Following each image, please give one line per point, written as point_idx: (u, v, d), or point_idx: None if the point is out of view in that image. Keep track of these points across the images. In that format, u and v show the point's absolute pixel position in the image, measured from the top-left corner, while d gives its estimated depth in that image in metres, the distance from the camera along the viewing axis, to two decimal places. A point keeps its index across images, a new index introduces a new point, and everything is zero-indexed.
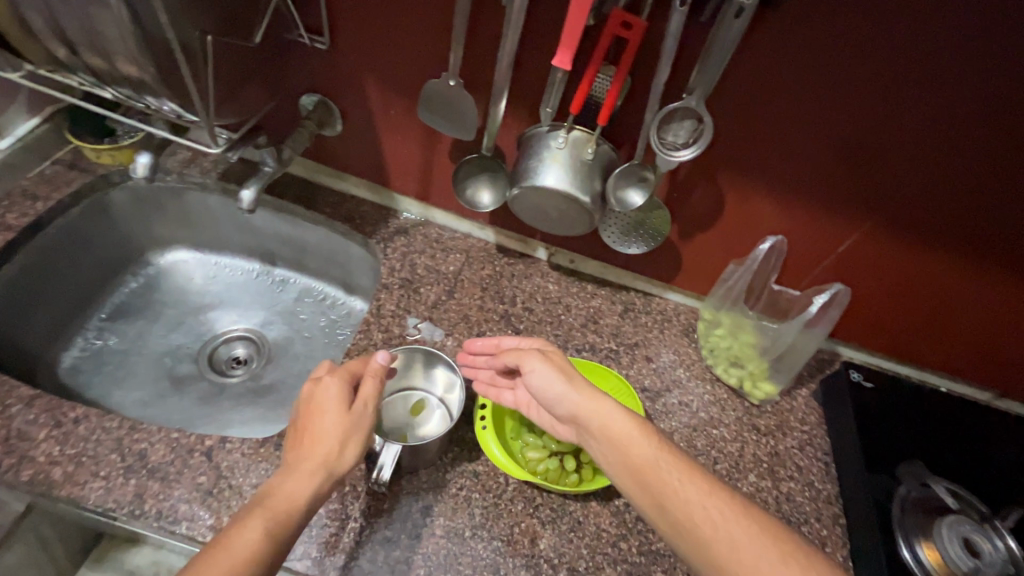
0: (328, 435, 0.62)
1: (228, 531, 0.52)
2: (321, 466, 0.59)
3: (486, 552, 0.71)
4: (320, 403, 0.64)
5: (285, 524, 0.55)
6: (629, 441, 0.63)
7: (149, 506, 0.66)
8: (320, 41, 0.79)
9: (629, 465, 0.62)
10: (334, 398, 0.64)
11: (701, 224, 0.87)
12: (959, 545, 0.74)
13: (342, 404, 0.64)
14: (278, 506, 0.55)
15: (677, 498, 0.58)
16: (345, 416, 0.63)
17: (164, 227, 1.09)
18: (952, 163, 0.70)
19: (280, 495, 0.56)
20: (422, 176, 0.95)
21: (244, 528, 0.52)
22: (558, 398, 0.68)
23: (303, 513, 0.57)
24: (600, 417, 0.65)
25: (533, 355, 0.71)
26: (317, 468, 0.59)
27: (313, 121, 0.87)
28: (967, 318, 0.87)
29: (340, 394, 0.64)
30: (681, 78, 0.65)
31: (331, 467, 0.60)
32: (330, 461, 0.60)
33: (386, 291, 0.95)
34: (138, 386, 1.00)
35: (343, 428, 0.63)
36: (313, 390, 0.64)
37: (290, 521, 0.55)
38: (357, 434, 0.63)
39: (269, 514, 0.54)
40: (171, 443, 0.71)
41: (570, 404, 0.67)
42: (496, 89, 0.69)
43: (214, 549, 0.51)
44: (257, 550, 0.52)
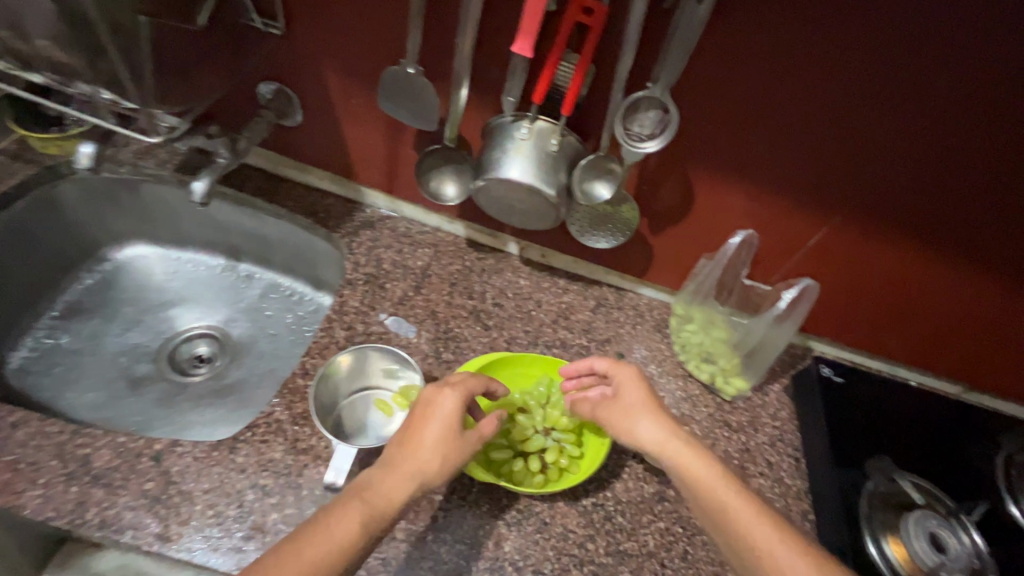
0: (432, 448, 0.62)
1: (322, 522, 0.55)
2: (417, 474, 0.60)
3: (448, 556, 0.69)
4: (435, 413, 0.64)
5: (374, 527, 0.56)
6: (711, 480, 0.62)
7: (91, 514, 0.63)
8: (274, 26, 0.75)
9: (708, 505, 0.61)
10: (452, 407, 0.64)
11: (671, 218, 0.86)
12: (925, 541, 0.74)
13: (456, 417, 0.64)
14: (374, 507, 0.57)
15: (756, 542, 0.57)
16: (456, 430, 0.63)
17: (120, 221, 1.04)
18: (923, 157, 0.69)
19: (379, 495, 0.58)
20: (388, 168, 0.92)
21: (342, 520, 0.55)
22: (643, 427, 0.67)
23: (390, 517, 0.58)
24: (683, 455, 0.64)
25: (628, 382, 0.71)
26: (415, 477, 0.60)
27: (270, 111, 0.86)
28: (937, 313, 0.87)
29: (458, 405, 0.64)
30: (645, 67, 0.63)
31: (426, 481, 0.60)
32: (427, 472, 0.60)
33: (351, 287, 0.92)
34: (92, 387, 0.96)
35: (448, 440, 0.63)
36: (433, 399, 0.64)
37: (378, 525, 0.56)
38: (458, 455, 0.63)
39: (366, 513, 0.56)
40: (117, 447, 0.68)
41: (654, 436, 0.67)
42: (455, 77, 0.67)
43: (311, 533, 0.53)
44: (343, 548, 0.53)
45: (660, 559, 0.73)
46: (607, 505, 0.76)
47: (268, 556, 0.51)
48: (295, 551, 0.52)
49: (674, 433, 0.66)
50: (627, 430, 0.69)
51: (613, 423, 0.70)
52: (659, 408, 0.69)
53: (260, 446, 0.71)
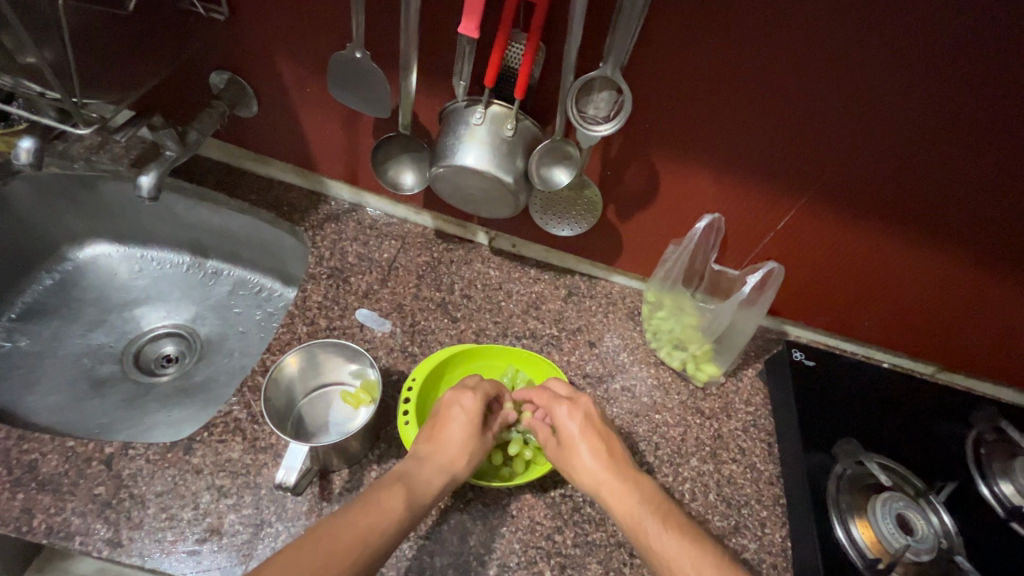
0: (459, 444, 0.68)
1: (372, 499, 0.58)
2: (449, 468, 0.65)
3: (412, 552, 0.68)
4: (459, 411, 0.70)
5: (414, 510, 0.60)
6: (644, 521, 0.63)
7: (38, 521, 0.62)
8: (216, 11, 0.72)
9: (635, 532, 0.63)
10: (472, 410, 0.71)
11: (638, 204, 0.84)
12: (893, 523, 0.74)
13: (477, 416, 0.70)
14: (415, 488, 0.62)
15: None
16: (478, 432, 0.70)
17: (77, 220, 1.01)
18: (890, 137, 0.68)
19: (418, 481, 0.63)
20: (349, 159, 0.89)
21: (390, 495, 0.59)
22: (583, 469, 0.69)
23: (425, 503, 0.62)
24: (610, 487, 0.67)
25: (562, 407, 0.73)
26: (445, 469, 0.65)
27: (224, 101, 0.81)
28: (908, 295, 0.86)
29: (478, 409, 0.71)
30: (597, 45, 0.61)
31: (456, 473, 0.66)
32: (456, 466, 0.66)
33: (314, 281, 0.90)
34: (53, 390, 0.93)
35: (472, 439, 0.69)
36: (458, 398, 0.71)
37: (419, 508, 0.61)
38: (479, 452, 0.69)
39: (409, 493, 0.60)
40: (66, 452, 0.66)
41: (586, 468, 0.69)
42: (404, 62, 0.65)
43: (363, 504, 0.57)
44: (394, 523, 0.57)
45: (628, 549, 0.72)
46: (575, 496, 0.75)
47: (328, 518, 0.54)
48: (349, 517, 0.55)
49: (613, 473, 0.68)
50: (571, 470, 0.70)
51: (558, 462, 0.72)
52: (603, 445, 0.70)
53: (217, 447, 0.70)
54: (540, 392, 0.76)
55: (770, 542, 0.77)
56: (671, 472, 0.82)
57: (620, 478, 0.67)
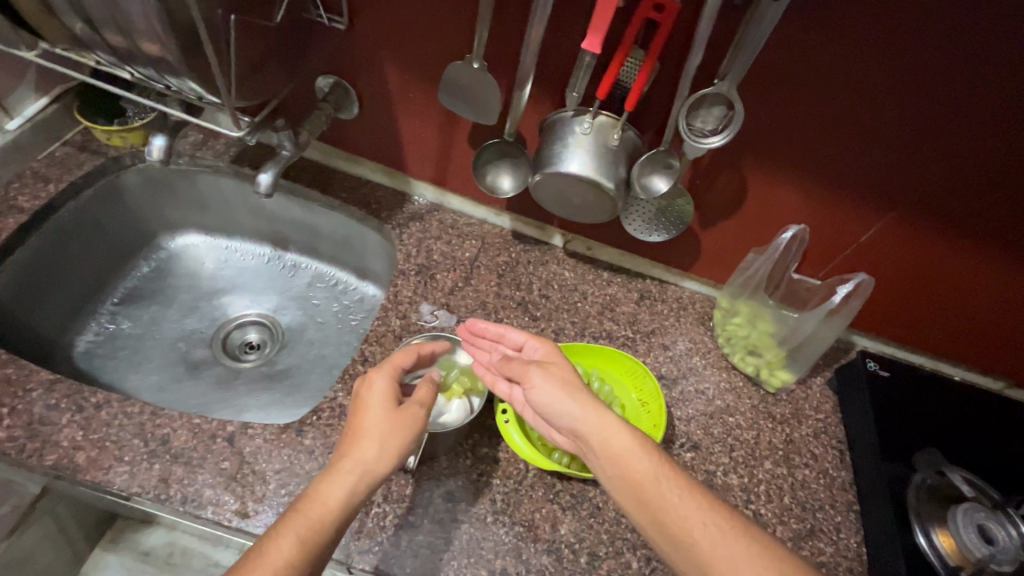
0: (371, 436, 0.60)
1: (262, 549, 0.51)
2: (358, 472, 0.57)
3: (507, 537, 0.72)
4: (368, 401, 0.62)
5: (317, 539, 0.53)
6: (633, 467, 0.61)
7: (174, 491, 0.67)
8: (338, 21, 0.77)
9: (626, 480, 0.61)
10: (383, 391, 0.63)
11: (723, 212, 0.87)
12: (975, 533, 0.75)
13: (388, 398, 0.63)
14: (312, 517, 0.54)
15: (686, 529, 0.57)
16: (395, 415, 0.62)
17: (176, 211, 1.07)
18: (986, 152, 0.69)
19: (313, 504, 0.55)
20: (440, 161, 0.93)
21: (277, 541, 0.52)
22: (561, 411, 0.66)
23: (336, 523, 0.55)
24: (602, 433, 0.63)
25: (535, 368, 0.69)
26: (354, 470, 0.57)
27: (329, 103, 0.86)
28: (985, 311, 0.87)
29: (390, 388, 0.64)
30: (712, 64, 0.64)
31: (370, 471, 0.58)
32: (370, 464, 0.58)
33: (402, 277, 0.94)
34: (154, 370, 1.00)
35: (390, 424, 0.61)
36: (364, 390, 0.64)
37: (323, 533, 0.54)
38: (395, 434, 0.61)
39: (303, 526, 0.53)
40: (193, 429, 0.71)
41: (570, 418, 0.65)
42: (521, 74, 0.68)
43: (249, 562, 0.51)
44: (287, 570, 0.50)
45: None
46: None
47: None
48: None
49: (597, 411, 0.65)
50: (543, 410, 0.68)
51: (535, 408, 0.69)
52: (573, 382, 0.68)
53: (325, 430, 0.74)
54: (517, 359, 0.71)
55: (845, 546, 0.79)
56: (746, 474, 0.84)
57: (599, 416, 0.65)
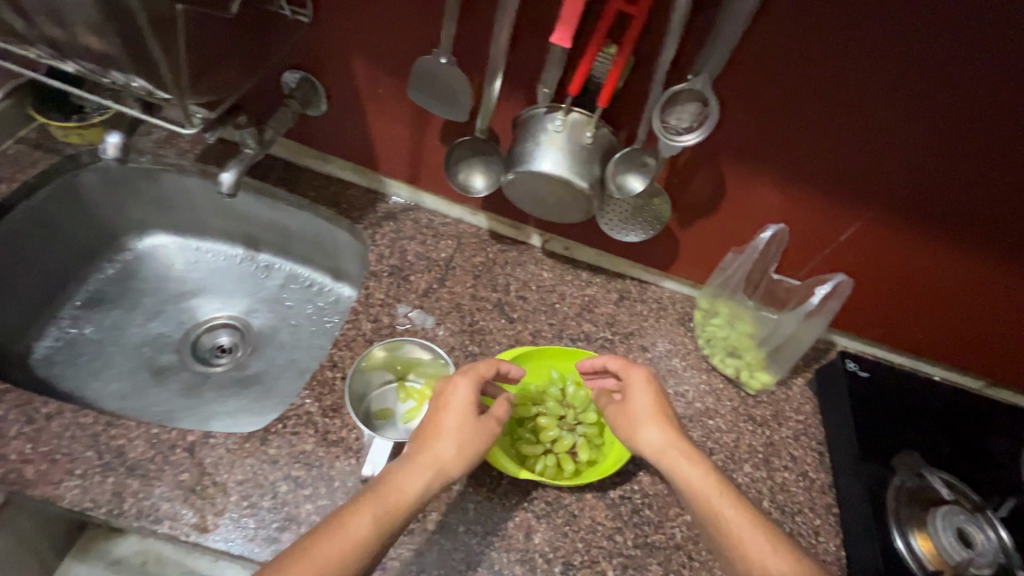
0: (450, 436, 0.64)
1: (339, 519, 0.55)
2: (434, 467, 0.62)
3: (480, 548, 0.70)
4: (450, 403, 0.67)
5: (393, 522, 0.57)
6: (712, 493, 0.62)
7: (128, 505, 0.64)
8: (303, 14, 0.74)
9: (703, 507, 0.62)
10: (464, 401, 0.67)
11: (701, 212, 0.85)
12: (953, 537, 0.74)
13: (470, 404, 0.67)
14: (388, 499, 0.57)
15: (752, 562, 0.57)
16: (475, 423, 0.66)
17: (141, 211, 1.04)
18: (963, 153, 0.68)
19: (393, 489, 0.58)
20: (413, 159, 0.91)
21: (355, 516, 0.55)
22: (647, 436, 0.68)
23: (408, 512, 0.58)
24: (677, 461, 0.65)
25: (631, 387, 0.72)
26: (430, 467, 0.61)
27: (295, 100, 0.83)
28: (963, 311, 0.87)
29: (471, 398, 0.68)
30: (685, 59, 0.62)
31: (443, 469, 0.62)
32: (445, 465, 0.62)
33: (375, 278, 0.91)
34: (117, 376, 0.96)
35: (468, 432, 0.65)
36: (447, 390, 0.68)
37: (397, 521, 0.57)
38: (475, 441, 0.65)
39: (381, 506, 0.56)
40: (151, 439, 0.68)
41: (661, 443, 0.67)
42: (490, 69, 0.66)
43: (326, 530, 0.54)
44: (360, 544, 0.54)
45: (687, 551, 0.73)
46: (634, 498, 0.76)
47: (278, 555, 0.52)
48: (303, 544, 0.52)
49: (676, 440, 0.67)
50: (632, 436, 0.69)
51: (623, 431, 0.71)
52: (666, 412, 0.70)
53: (291, 439, 0.72)
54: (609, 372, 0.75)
55: (824, 550, 0.78)
56: (725, 478, 0.83)
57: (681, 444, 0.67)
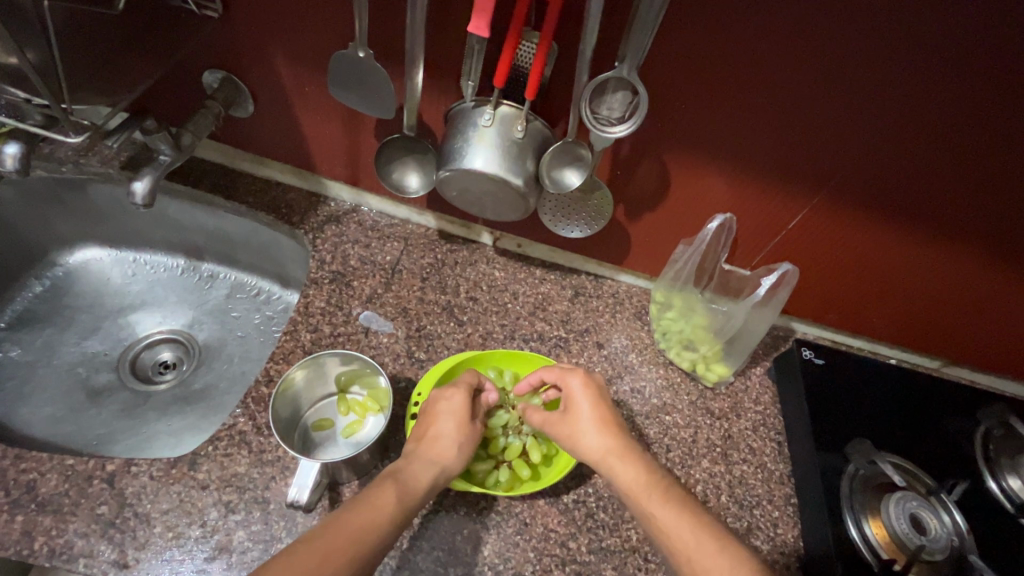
0: (449, 437, 0.67)
1: (364, 497, 0.56)
2: (441, 462, 0.65)
3: (425, 563, 0.67)
4: (446, 406, 0.70)
5: (410, 504, 0.59)
6: (646, 496, 0.62)
7: (39, 544, 0.60)
8: (211, 8, 0.69)
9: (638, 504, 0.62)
10: (459, 407, 0.70)
11: (648, 204, 0.83)
12: (907, 523, 0.73)
13: (465, 413, 0.70)
14: (405, 485, 0.60)
15: (685, 551, 0.57)
16: (469, 427, 0.69)
17: (68, 225, 0.98)
18: (906, 136, 0.66)
19: (408, 477, 0.61)
20: (349, 159, 0.86)
21: (380, 494, 0.57)
22: (589, 437, 0.68)
23: (417, 499, 0.60)
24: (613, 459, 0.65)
25: (578, 378, 0.72)
26: (435, 461, 0.64)
27: (218, 100, 0.78)
28: (917, 293, 0.86)
29: (466, 405, 0.70)
30: (610, 45, 0.59)
31: (449, 465, 0.65)
32: (446, 460, 0.65)
33: (316, 286, 0.87)
34: (48, 401, 0.91)
35: (468, 436, 0.69)
36: (443, 394, 0.71)
37: (413, 502, 0.59)
38: (471, 443, 0.69)
39: (399, 489, 0.59)
40: (65, 471, 0.64)
41: (598, 443, 0.67)
42: (409, 62, 0.62)
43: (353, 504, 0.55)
44: (389, 518, 0.56)
45: (643, 554, 0.71)
46: (589, 502, 0.74)
47: (314, 525, 0.52)
48: (339, 517, 0.53)
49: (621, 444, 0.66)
50: (572, 437, 0.69)
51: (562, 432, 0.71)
52: (609, 419, 0.69)
53: (222, 461, 0.68)
54: (551, 367, 0.75)
55: (783, 543, 0.77)
56: (682, 474, 0.81)
57: (624, 448, 0.66)
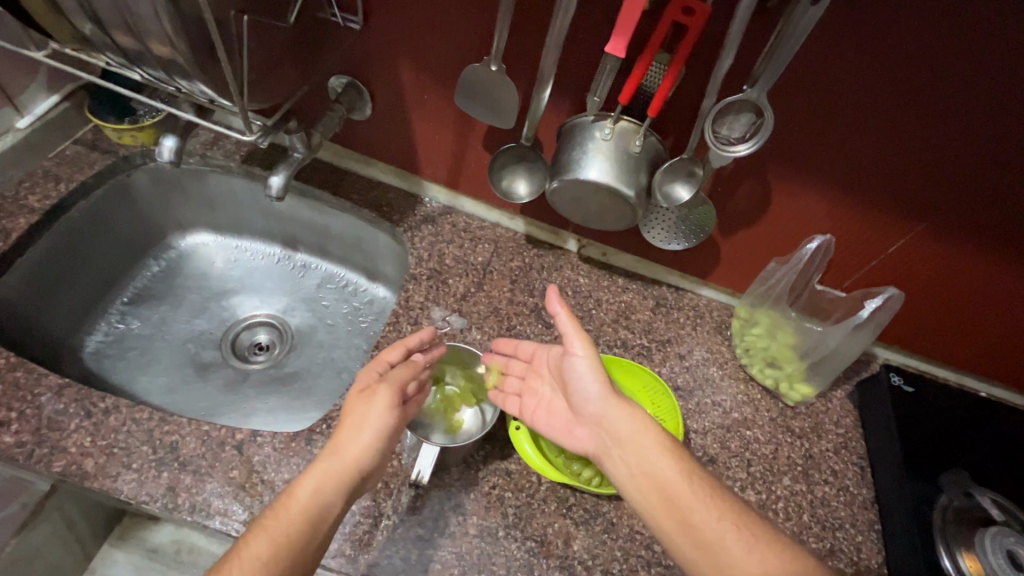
0: (356, 434, 0.63)
1: (236, 550, 0.55)
2: (342, 467, 0.61)
3: (519, 552, 0.70)
4: (358, 398, 0.66)
5: (303, 532, 0.57)
6: (657, 465, 0.65)
7: (182, 499, 0.66)
8: (353, 20, 0.75)
9: (651, 475, 0.64)
10: (368, 390, 0.66)
11: (744, 221, 0.84)
12: (1004, 558, 0.71)
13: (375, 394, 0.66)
14: (290, 515, 0.57)
15: (696, 517, 0.61)
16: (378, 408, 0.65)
17: (186, 210, 1.06)
18: (1011, 160, 0.67)
19: (291, 504, 0.58)
20: (454, 164, 0.91)
21: (255, 540, 0.55)
22: (592, 404, 0.69)
23: (319, 519, 0.58)
24: (630, 430, 0.67)
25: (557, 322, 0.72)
26: (333, 468, 0.60)
27: (342, 105, 0.85)
28: (1014, 323, 0.84)
29: (370, 387, 0.67)
30: (740, 69, 0.62)
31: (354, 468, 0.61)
32: (348, 460, 0.61)
33: (414, 281, 0.92)
34: (164, 371, 0.99)
35: (379, 417, 0.64)
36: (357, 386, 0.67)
37: (304, 530, 0.57)
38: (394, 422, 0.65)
39: (280, 526, 0.56)
40: (202, 436, 0.70)
41: (604, 411, 0.69)
42: (542, 77, 0.66)
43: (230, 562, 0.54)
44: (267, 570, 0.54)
45: None
46: None
47: None
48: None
49: (611, 397, 0.68)
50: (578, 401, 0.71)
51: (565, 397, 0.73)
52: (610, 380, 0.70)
53: None
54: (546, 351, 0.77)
55: (866, 567, 0.77)
56: (764, 490, 0.82)
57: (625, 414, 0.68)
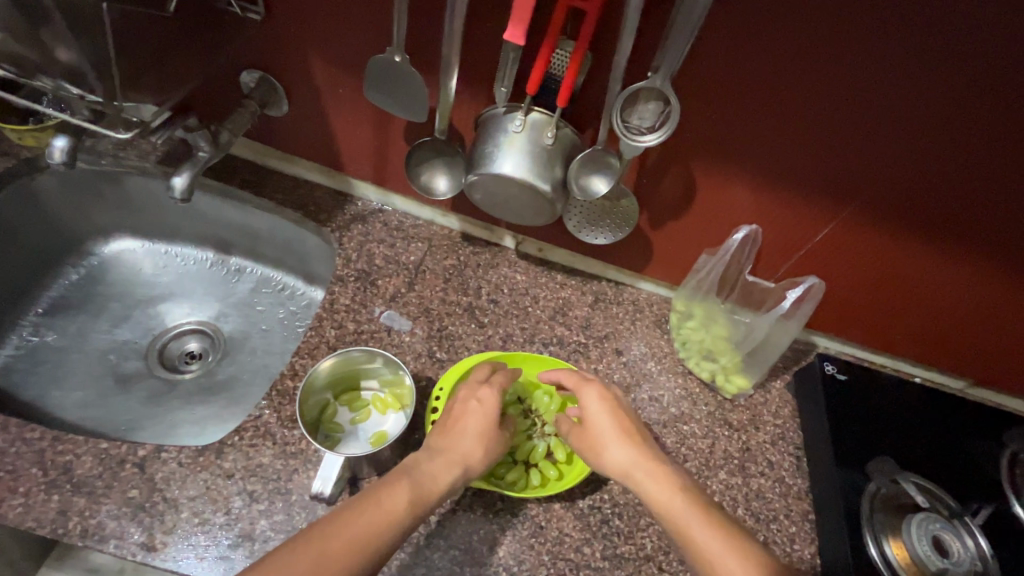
0: (473, 437, 0.67)
1: (374, 493, 0.58)
2: (459, 463, 0.64)
3: (442, 561, 0.68)
4: (479, 404, 0.70)
5: (423, 504, 0.60)
6: (677, 511, 0.61)
7: (73, 523, 0.62)
8: (254, 11, 0.72)
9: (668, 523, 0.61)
10: (489, 404, 0.70)
11: (673, 213, 0.83)
12: (929, 544, 0.72)
13: (494, 410, 0.70)
14: (421, 485, 0.61)
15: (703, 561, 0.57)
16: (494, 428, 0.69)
17: (104, 215, 1.01)
18: (925, 146, 0.66)
19: (423, 479, 0.61)
20: (378, 161, 0.88)
21: (391, 491, 0.58)
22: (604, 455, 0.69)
23: (432, 500, 0.61)
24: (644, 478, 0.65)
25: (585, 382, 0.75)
26: (456, 462, 0.64)
27: (254, 100, 0.81)
28: (944, 309, 0.84)
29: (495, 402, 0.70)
30: (644, 56, 0.60)
31: (468, 469, 0.65)
32: (468, 460, 0.65)
33: (341, 283, 0.89)
34: (79, 386, 0.94)
35: (490, 434, 0.68)
36: (473, 394, 0.71)
37: (427, 505, 0.60)
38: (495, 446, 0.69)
39: (413, 489, 0.59)
40: (100, 454, 0.66)
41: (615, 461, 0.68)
42: (445, 67, 0.64)
43: (363, 502, 0.57)
44: (393, 519, 0.56)
45: (657, 562, 0.71)
46: (603, 508, 0.74)
47: (314, 522, 0.55)
48: (337, 519, 0.55)
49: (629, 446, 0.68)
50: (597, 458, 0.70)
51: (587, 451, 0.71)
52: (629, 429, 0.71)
53: (248, 451, 0.69)
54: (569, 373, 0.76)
55: (799, 559, 0.77)
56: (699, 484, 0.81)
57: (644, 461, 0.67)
